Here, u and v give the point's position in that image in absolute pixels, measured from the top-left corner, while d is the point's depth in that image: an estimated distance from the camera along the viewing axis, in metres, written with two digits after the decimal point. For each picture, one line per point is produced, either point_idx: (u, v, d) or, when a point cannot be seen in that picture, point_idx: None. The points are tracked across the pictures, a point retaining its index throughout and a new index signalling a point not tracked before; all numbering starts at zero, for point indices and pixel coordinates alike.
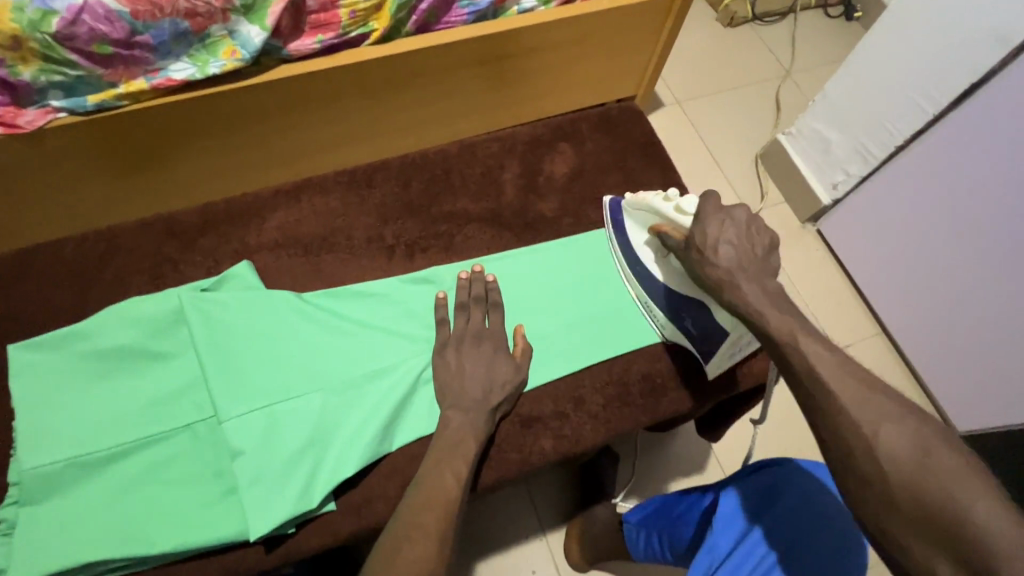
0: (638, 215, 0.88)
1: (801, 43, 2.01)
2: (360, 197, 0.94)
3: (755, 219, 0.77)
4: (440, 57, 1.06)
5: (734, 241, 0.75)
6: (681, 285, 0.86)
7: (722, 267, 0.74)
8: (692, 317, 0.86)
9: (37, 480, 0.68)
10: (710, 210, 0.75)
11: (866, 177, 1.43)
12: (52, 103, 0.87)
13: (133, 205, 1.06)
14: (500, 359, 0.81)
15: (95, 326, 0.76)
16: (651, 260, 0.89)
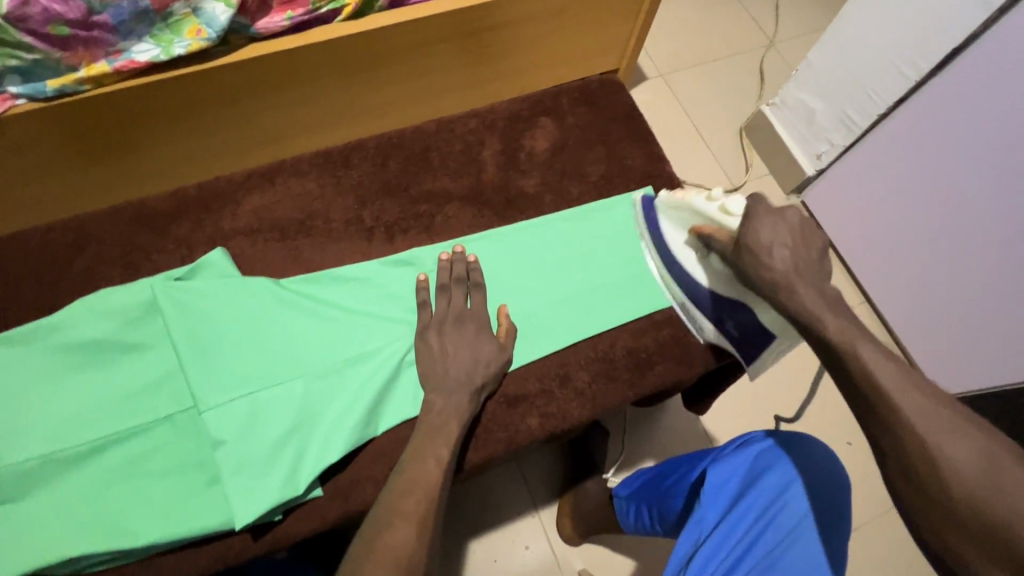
0: (677, 216, 0.89)
1: (785, 11, 1.98)
2: (337, 179, 0.92)
3: (807, 222, 0.75)
4: (418, 33, 1.03)
5: (790, 245, 0.73)
6: (724, 288, 0.85)
7: (778, 271, 0.71)
8: (734, 318, 0.86)
9: (13, 477, 0.66)
10: (760, 211, 0.75)
11: (850, 147, 1.43)
12: (10, 89, 0.83)
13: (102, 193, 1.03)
14: (482, 340, 0.81)
15: (65, 318, 0.74)
16: (694, 261, 0.88)
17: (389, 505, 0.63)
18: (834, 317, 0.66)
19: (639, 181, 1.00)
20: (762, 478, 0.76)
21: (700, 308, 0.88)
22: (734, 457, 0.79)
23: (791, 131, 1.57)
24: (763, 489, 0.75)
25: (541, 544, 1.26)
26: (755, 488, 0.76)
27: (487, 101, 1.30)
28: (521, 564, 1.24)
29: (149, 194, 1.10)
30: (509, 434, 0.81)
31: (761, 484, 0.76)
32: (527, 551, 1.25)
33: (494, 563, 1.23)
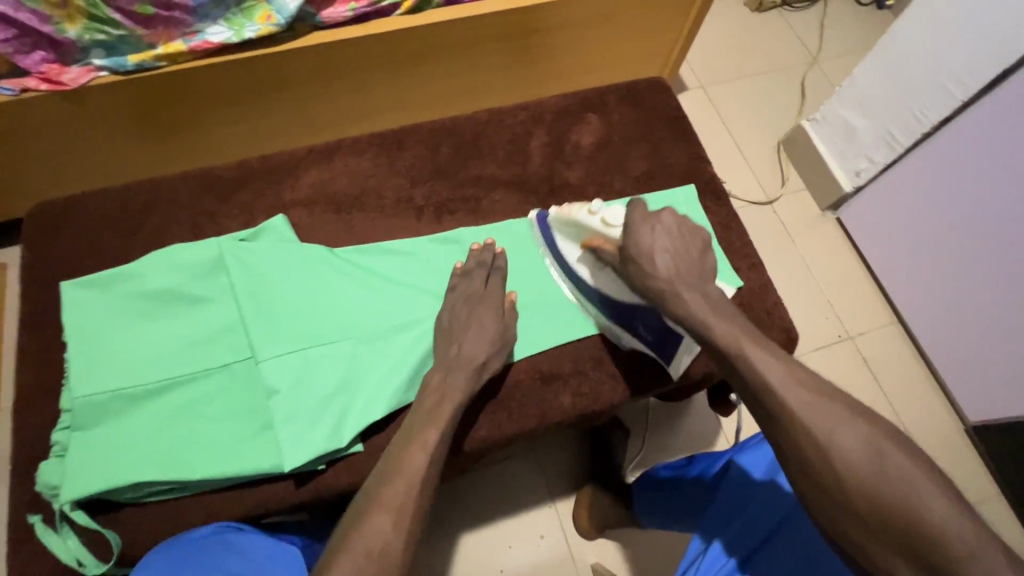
0: (568, 231, 0.88)
1: (830, 29, 1.99)
2: (391, 159, 0.97)
3: (682, 223, 0.78)
4: (464, 32, 1.15)
5: (668, 247, 0.75)
6: (621, 294, 0.84)
7: (661, 277, 0.73)
8: (642, 322, 0.85)
9: (89, 407, 0.72)
10: (638, 218, 0.77)
11: (890, 165, 1.45)
12: (95, 62, 1.00)
13: (178, 154, 1.22)
14: (486, 312, 0.82)
15: (141, 268, 0.80)
16: (589, 275, 0.88)
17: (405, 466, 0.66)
18: (722, 321, 0.67)
19: (680, 179, 1.02)
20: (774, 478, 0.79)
21: (613, 318, 0.87)
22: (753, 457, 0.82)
23: (830, 147, 1.59)
24: (778, 490, 0.77)
25: (555, 535, 1.28)
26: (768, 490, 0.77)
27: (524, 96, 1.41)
28: (535, 552, 1.26)
29: (220, 157, 1.28)
30: (539, 411, 0.84)
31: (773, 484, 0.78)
32: (541, 540, 1.27)
33: (508, 549, 1.26)
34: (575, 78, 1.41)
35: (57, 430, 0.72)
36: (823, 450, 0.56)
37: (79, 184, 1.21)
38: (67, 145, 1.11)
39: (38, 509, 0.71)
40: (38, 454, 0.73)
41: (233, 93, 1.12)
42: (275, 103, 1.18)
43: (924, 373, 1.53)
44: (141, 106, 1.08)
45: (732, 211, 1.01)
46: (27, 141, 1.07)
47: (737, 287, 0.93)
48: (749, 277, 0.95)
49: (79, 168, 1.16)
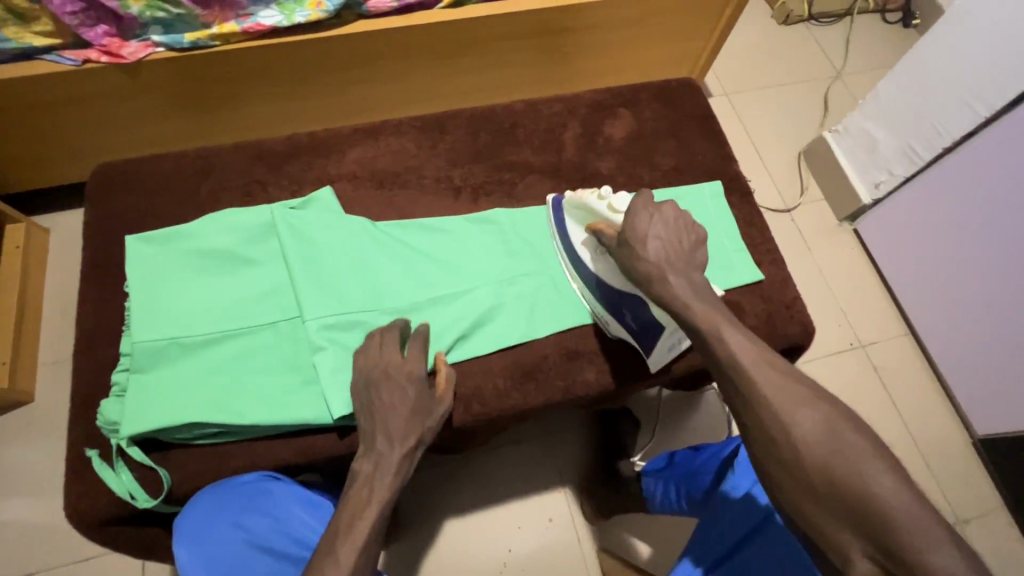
0: (577, 214, 0.90)
1: (855, 45, 2.02)
2: (432, 142, 1.02)
3: (682, 217, 0.79)
4: (499, 29, 1.20)
5: (663, 237, 0.77)
6: (614, 279, 0.86)
7: (651, 261, 0.75)
8: (630, 311, 0.86)
9: (147, 352, 0.77)
10: (640, 205, 0.79)
11: (910, 177, 1.48)
12: (152, 37, 1.06)
13: (225, 127, 1.28)
14: (413, 380, 0.75)
15: (199, 228, 0.85)
16: (589, 260, 0.89)
17: (385, 472, 0.67)
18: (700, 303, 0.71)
19: (707, 175, 1.06)
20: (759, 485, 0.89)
21: (603, 301, 0.88)
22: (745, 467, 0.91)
23: (851, 158, 1.62)
24: None
25: (563, 518, 1.32)
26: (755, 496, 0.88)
27: (552, 94, 1.47)
28: (542, 534, 1.30)
29: (263, 135, 1.34)
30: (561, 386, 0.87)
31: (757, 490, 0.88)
32: (550, 522, 1.31)
33: (516, 529, 1.29)
34: (606, 78, 1.46)
35: (116, 372, 0.77)
36: (836, 424, 0.59)
37: (132, 150, 1.28)
38: (126, 113, 1.18)
39: (95, 445, 0.76)
40: (97, 394, 0.79)
41: (281, 73, 1.18)
42: (319, 86, 1.23)
43: (933, 384, 1.56)
44: (196, 81, 1.15)
45: (756, 208, 1.04)
46: (90, 106, 1.14)
47: (757, 279, 0.97)
48: (770, 271, 0.98)
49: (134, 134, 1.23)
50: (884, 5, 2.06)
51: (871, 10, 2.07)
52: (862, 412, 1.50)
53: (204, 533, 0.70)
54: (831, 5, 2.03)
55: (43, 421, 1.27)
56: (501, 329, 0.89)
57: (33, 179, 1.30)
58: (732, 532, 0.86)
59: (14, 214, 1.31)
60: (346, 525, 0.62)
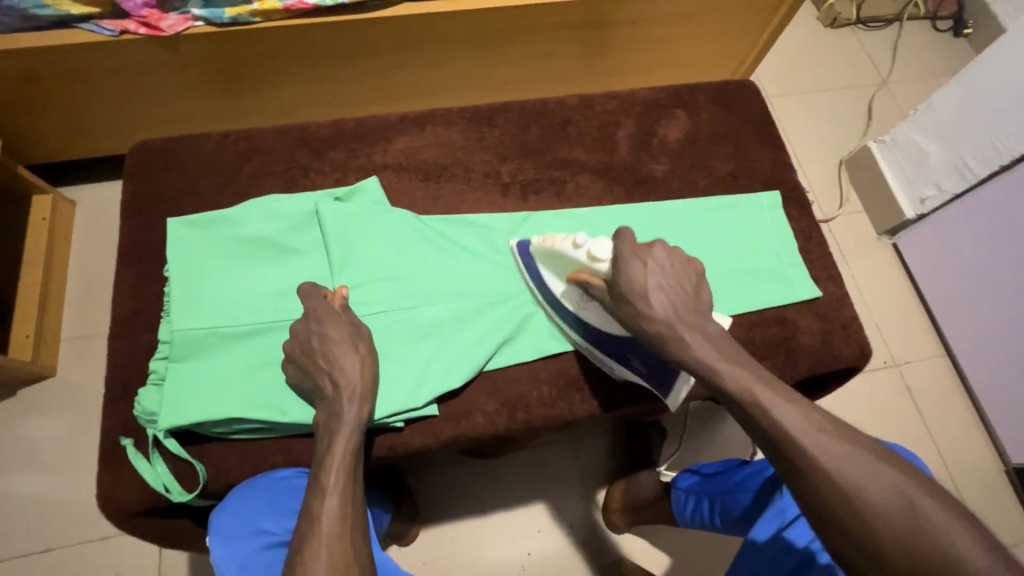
0: (553, 265, 0.82)
1: (903, 52, 1.95)
2: (480, 135, 0.98)
3: (674, 256, 0.73)
4: (545, 18, 1.15)
5: (662, 285, 0.70)
6: (612, 327, 0.79)
7: (658, 316, 0.69)
8: (637, 356, 0.79)
9: (187, 340, 0.75)
10: (627, 253, 0.72)
11: (961, 194, 1.42)
12: (193, 11, 1.03)
13: (260, 107, 1.25)
14: (338, 323, 0.74)
15: (242, 213, 0.83)
16: (577, 309, 0.82)
17: (339, 415, 0.68)
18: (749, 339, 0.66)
19: (764, 184, 1.01)
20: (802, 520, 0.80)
21: (602, 350, 0.81)
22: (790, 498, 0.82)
23: (896, 172, 1.57)
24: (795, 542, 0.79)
25: (584, 525, 1.27)
26: (790, 534, 0.79)
27: (593, 89, 1.42)
28: (560, 540, 1.25)
29: (298, 117, 1.31)
30: (608, 396, 0.84)
31: (797, 526, 0.79)
32: (570, 528, 1.27)
33: (536, 533, 1.25)
34: (650, 74, 1.40)
35: (155, 359, 0.75)
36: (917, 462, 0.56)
37: (166, 126, 1.25)
38: (161, 88, 1.15)
39: (130, 434, 0.74)
40: (135, 381, 0.77)
41: (318, 54, 1.13)
42: (357, 69, 1.19)
43: (968, 409, 1.51)
44: (232, 59, 1.11)
45: (814, 221, 1.00)
46: (126, 80, 1.11)
47: (815, 296, 0.93)
48: (827, 287, 0.95)
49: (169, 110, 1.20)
50: (935, 11, 1.98)
51: (922, 17, 1.98)
52: (894, 434, 1.46)
53: (247, 531, 0.66)
54: (880, 9, 1.95)
55: (64, 397, 1.24)
56: (545, 337, 0.85)
57: (63, 150, 1.27)
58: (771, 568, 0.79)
59: (42, 185, 1.29)
60: (320, 470, 0.64)
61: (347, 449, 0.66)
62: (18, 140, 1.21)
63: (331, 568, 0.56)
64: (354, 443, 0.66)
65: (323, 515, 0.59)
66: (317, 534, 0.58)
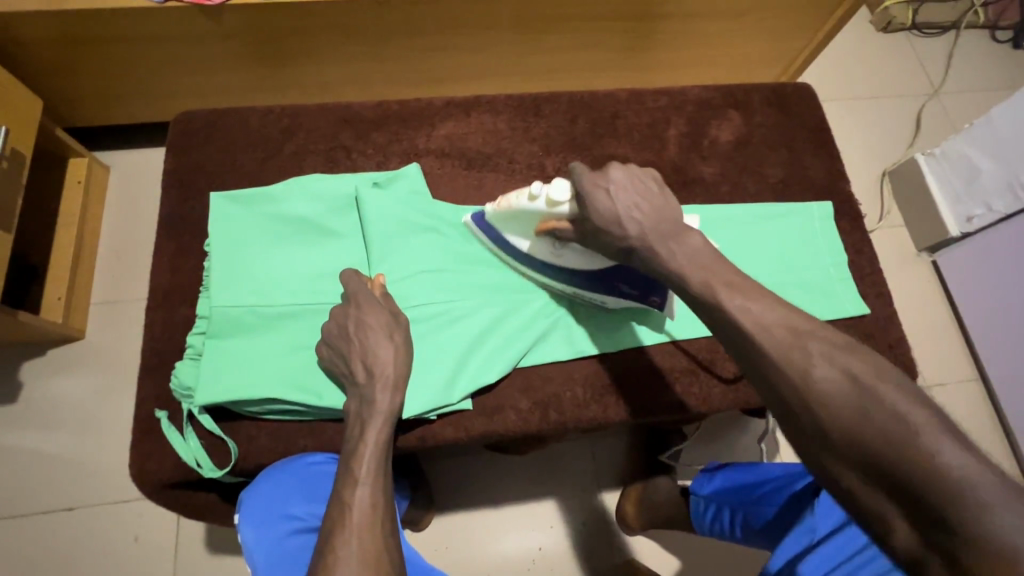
0: (513, 225, 0.80)
1: (960, 62, 1.86)
2: (526, 125, 0.95)
3: (633, 174, 0.69)
4: (595, 7, 1.12)
5: (632, 205, 0.66)
6: (590, 263, 0.77)
7: (636, 238, 0.66)
8: (622, 281, 0.78)
9: (225, 317, 0.75)
10: (587, 185, 0.68)
11: (1011, 215, 1.37)
12: None
13: (301, 83, 1.24)
14: (376, 310, 0.73)
15: (285, 193, 0.83)
16: (550, 257, 0.80)
17: (371, 403, 0.67)
18: None
19: (816, 193, 0.98)
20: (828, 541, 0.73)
21: (588, 288, 0.80)
22: (823, 515, 0.76)
23: (943, 187, 1.51)
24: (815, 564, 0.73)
25: (595, 525, 1.26)
26: (812, 556, 0.74)
27: (636, 83, 1.38)
28: (576, 537, 1.24)
29: (337, 95, 1.29)
30: (641, 402, 0.82)
31: (821, 549, 0.73)
32: (584, 526, 1.26)
33: (549, 529, 1.24)
34: (697, 70, 1.36)
35: (194, 334, 0.75)
36: None
37: (206, 97, 1.24)
38: (201, 58, 1.14)
39: (165, 406, 0.74)
40: (171, 353, 0.77)
41: (361, 31, 1.11)
42: (401, 50, 1.17)
43: (1000, 438, 1.45)
44: (273, 31, 1.09)
45: (866, 236, 0.97)
46: (166, 46, 1.10)
47: (862, 313, 0.90)
48: (876, 305, 0.91)
49: (210, 80, 1.19)
50: (997, 21, 1.89)
51: (982, 26, 1.89)
52: None
53: (278, 515, 0.67)
54: (938, 16, 1.87)
55: (91, 358, 1.26)
56: (582, 337, 0.83)
57: (100, 113, 1.27)
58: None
59: (78, 149, 1.29)
60: (351, 458, 0.63)
61: (380, 440, 0.65)
62: (56, 101, 1.21)
63: (361, 561, 0.54)
64: (386, 435, 0.66)
65: (354, 503, 0.59)
66: (347, 523, 0.57)
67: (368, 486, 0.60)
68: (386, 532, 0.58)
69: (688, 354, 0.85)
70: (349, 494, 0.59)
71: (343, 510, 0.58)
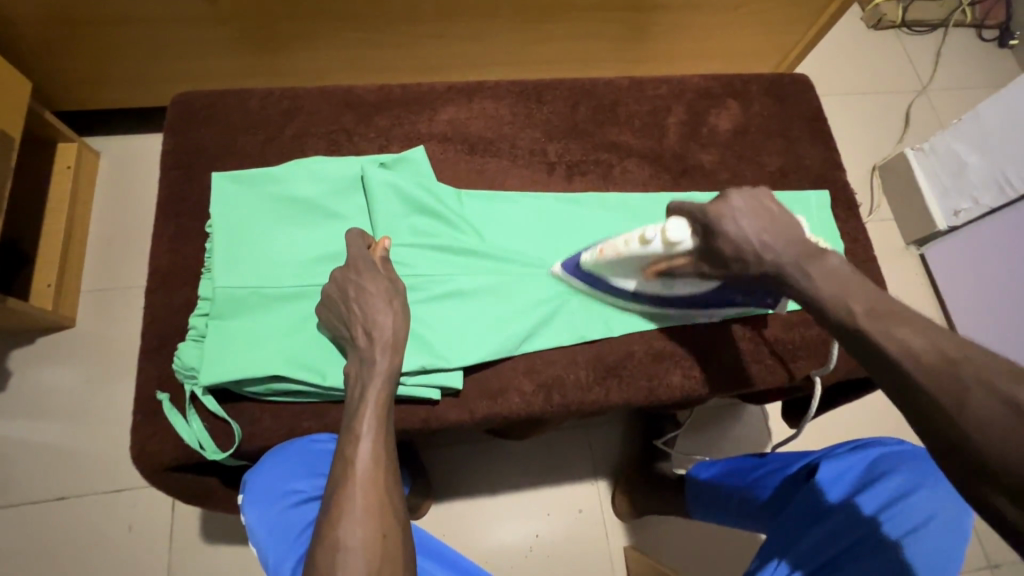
0: (621, 268, 0.79)
1: (947, 59, 1.89)
2: (528, 111, 0.95)
3: (753, 200, 0.68)
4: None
5: (765, 232, 0.65)
6: (703, 287, 0.78)
7: (771, 262, 0.65)
8: (741, 294, 0.79)
9: (228, 298, 0.74)
10: (713, 217, 0.67)
11: (997, 209, 1.41)
12: None
13: (297, 68, 1.22)
14: (375, 277, 0.72)
15: (286, 173, 0.82)
16: (661, 288, 0.80)
17: (370, 364, 0.67)
18: None
19: (812, 182, 0.99)
20: (867, 490, 0.76)
21: (698, 304, 0.82)
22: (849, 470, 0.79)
23: (932, 181, 1.54)
24: (857, 511, 0.74)
25: (593, 512, 1.27)
26: (857, 501, 0.75)
27: (630, 74, 1.39)
28: (573, 524, 1.25)
29: (334, 82, 1.28)
30: (644, 384, 0.83)
31: (862, 496, 0.76)
32: (580, 513, 1.26)
33: (546, 516, 1.25)
34: (693, 63, 1.37)
35: (196, 316, 0.75)
36: None
37: (200, 81, 1.22)
38: (195, 42, 1.12)
39: (166, 388, 0.74)
40: (172, 336, 0.76)
41: (359, 16, 1.10)
42: (398, 36, 1.16)
43: None
44: (270, 15, 1.07)
45: (861, 224, 0.99)
46: (160, 29, 1.08)
47: None
48: None
49: (204, 65, 1.18)
50: (982, 20, 1.92)
51: (969, 24, 1.93)
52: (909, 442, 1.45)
53: (278, 493, 0.67)
54: (926, 14, 1.90)
55: (82, 345, 1.24)
56: (584, 322, 0.84)
57: (89, 97, 1.24)
58: (833, 538, 0.73)
59: (67, 133, 1.26)
60: (353, 416, 0.64)
61: (379, 399, 0.65)
62: (44, 83, 1.18)
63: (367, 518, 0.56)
64: (385, 395, 0.66)
65: (357, 459, 0.60)
66: (352, 479, 0.58)
67: (370, 443, 0.61)
68: (391, 493, 0.59)
69: (765, 341, 0.87)
70: (351, 451, 0.60)
71: (346, 467, 0.59)
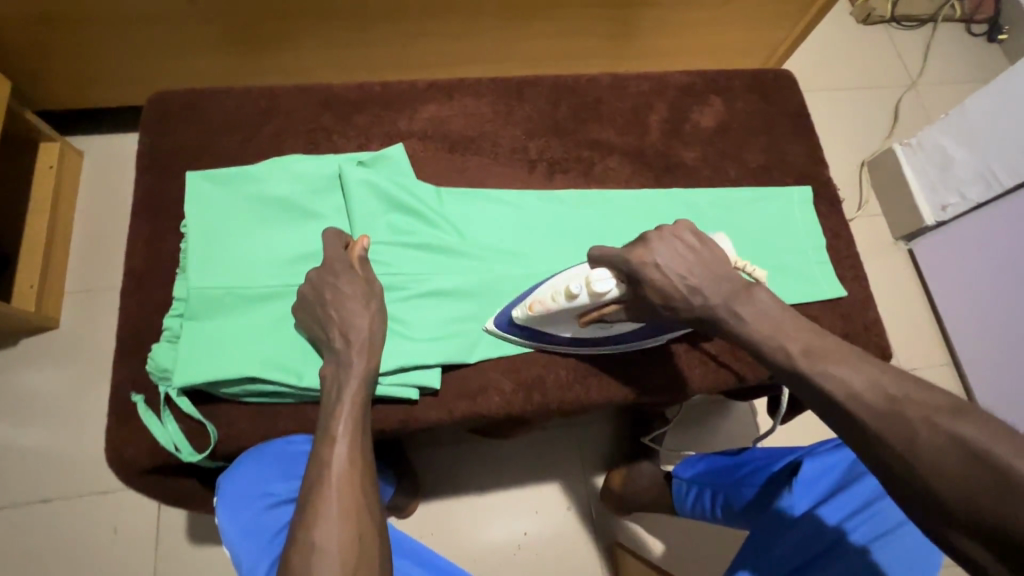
0: (555, 322, 0.77)
1: (936, 54, 1.89)
2: (509, 108, 0.95)
3: (673, 238, 0.66)
4: None
5: (689, 275, 0.63)
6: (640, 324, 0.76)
7: (699, 306, 0.62)
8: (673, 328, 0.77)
9: (202, 298, 0.73)
10: (634, 265, 0.65)
11: (983, 204, 1.41)
12: None
13: (280, 65, 1.21)
14: (353, 278, 0.72)
15: (263, 172, 0.81)
16: (601, 330, 0.78)
17: (347, 367, 0.67)
18: None
19: (795, 178, 0.99)
20: (833, 499, 0.77)
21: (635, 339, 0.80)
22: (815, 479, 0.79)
23: (919, 176, 1.54)
24: (819, 520, 0.76)
25: (580, 511, 1.27)
26: (821, 512, 0.76)
27: (616, 70, 1.38)
28: (560, 522, 1.25)
29: (318, 79, 1.27)
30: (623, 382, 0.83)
31: (826, 506, 0.76)
32: (568, 511, 1.26)
33: (533, 514, 1.25)
34: (680, 59, 1.36)
35: (170, 316, 0.74)
36: None
37: (182, 80, 1.21)
38: (176, 40, 1.11)
39: (142, 391, 0.73)
40: (148, 337, 0.75)
41: (341, 13, 1.09)
42: (381, 34, 1.15)
43: None
44: (250, 13, 1.06)
45: (844, 219, 0.98)
46: (139, 28, 1.07)
47: (838, 295, 0.91)
48: (852, 288, 0.93)
49: (186, 63, 1.17)
50: (972, 14, 1.92)
51: (958, 19, 1.93)
52: None
53: (255, 495, 0.66)
54: (916, 9, 1.90)
55: (65, 347, 1.23)
56: None
57: (70, 97, 1.23)
58: (795, 549, 0.75)
59: (49, 133, 1.25)
60: (330, 418, 0.64)
61: (355, 402, 0.65)
62: (24, 83, 1.17)
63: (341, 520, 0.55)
64: (362, 398, 0.66)
65: (333, 461, 0.59)
66: (326, 481, 0.58)
67: (346, 446, 0.61)
68: (368, 496, 0.59)
69: (709, 355, 0.85)
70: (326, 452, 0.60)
71: (321, 470, 0.59)
